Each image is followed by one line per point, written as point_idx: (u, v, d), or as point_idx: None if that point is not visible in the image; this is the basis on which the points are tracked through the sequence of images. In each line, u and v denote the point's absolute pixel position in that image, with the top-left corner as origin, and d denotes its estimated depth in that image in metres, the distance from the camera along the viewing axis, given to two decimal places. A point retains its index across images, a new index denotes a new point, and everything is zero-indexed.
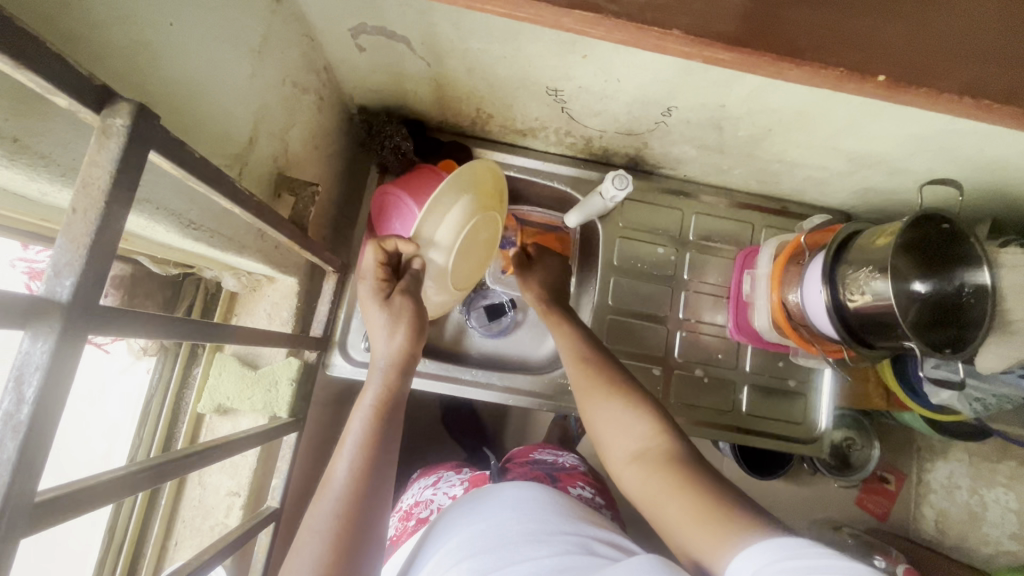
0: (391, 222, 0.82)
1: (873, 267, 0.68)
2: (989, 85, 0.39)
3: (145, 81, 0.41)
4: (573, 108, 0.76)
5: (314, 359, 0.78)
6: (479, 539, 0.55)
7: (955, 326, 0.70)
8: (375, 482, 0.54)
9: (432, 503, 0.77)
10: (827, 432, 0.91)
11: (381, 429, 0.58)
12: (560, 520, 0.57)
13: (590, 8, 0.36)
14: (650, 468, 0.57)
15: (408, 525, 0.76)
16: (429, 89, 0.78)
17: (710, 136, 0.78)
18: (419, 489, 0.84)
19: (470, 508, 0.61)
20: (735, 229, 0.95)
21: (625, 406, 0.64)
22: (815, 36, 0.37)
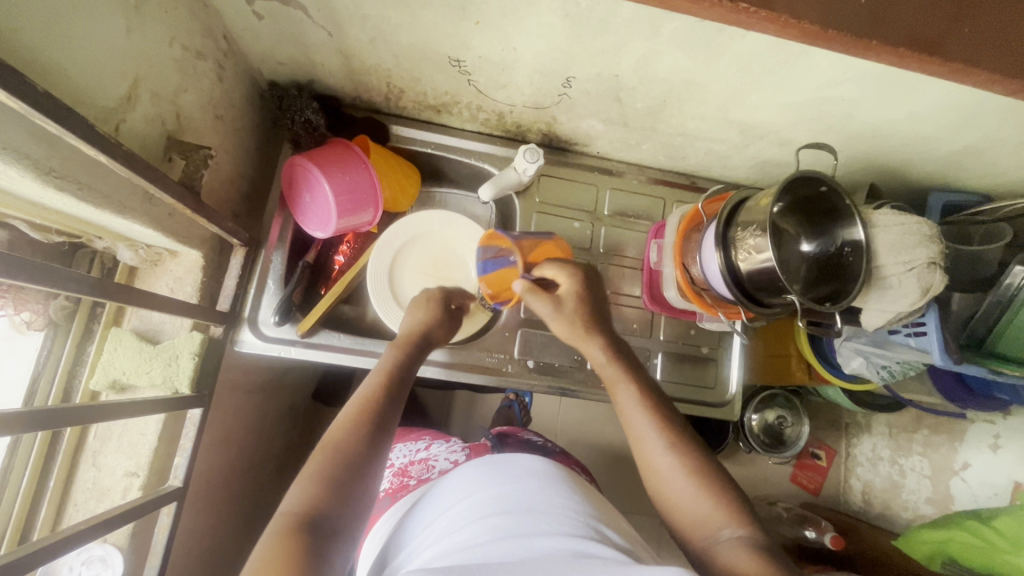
0: (300, 195, 0.81)
1: (757, 227, 0.72)
2: None
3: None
4: (478, 80, 0.78)
5: (220, 334, 0.77)
6: (499, 501, 0.55)
7: (838, 282, 0.76)
8: (379, 423, 0.62)
9: (434, 465, 0.83)
10: (736, 395, 0.95)
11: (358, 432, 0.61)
12: (580, 502, 0.57)
13: None
14: (674, 470, 0.63)
15: (406, 483, 0.80)
16: (336, 63, 0.78)
17: (612, 109, 0.81)
18: (410, 451, 0.89)
19: (487, 469, 0.62)
20: (649, 205, 0.99)
21: (680, 474, 0.62)
22: None
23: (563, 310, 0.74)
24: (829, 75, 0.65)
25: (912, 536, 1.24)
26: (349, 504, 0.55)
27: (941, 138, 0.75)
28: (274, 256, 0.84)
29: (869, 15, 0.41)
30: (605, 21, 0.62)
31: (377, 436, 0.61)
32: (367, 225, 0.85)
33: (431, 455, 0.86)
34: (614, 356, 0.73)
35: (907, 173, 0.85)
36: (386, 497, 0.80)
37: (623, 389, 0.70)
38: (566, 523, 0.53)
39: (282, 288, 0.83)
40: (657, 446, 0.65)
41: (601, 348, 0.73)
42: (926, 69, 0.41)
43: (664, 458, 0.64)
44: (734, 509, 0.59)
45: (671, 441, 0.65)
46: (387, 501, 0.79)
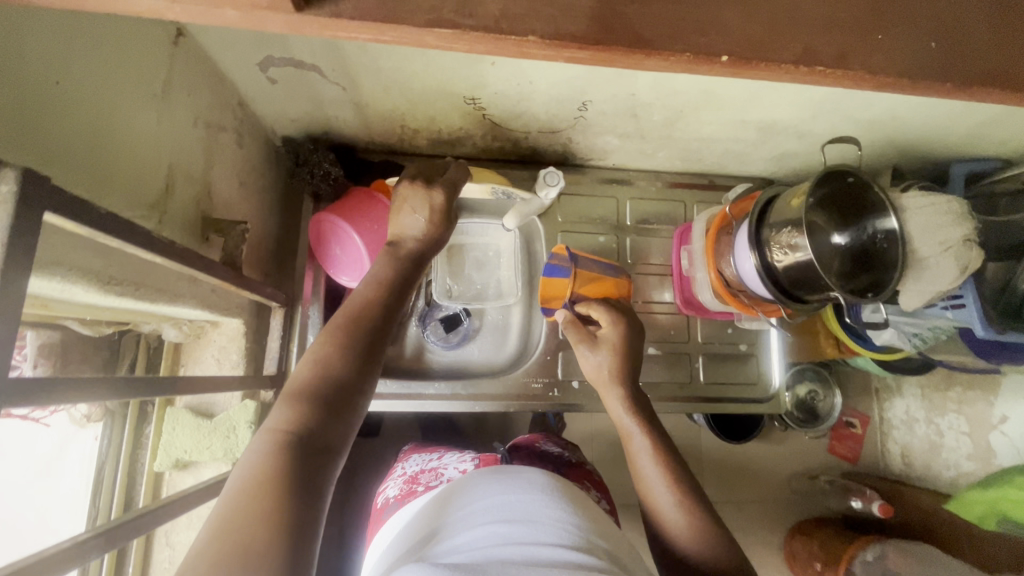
0: (331, 249, 0.81)
1: (793, 226, 0.71)
2: (821, 51, 0.41)
3: (47, 145, 0.40)
4: (494, 114, 0.78)
5: (271, 398, 0.78)
6: (496, 512, 0.57)
7: (876, 271, 0.77)
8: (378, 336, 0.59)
9: (444, 473, 0.88)
10: (781, 388, 0.96)
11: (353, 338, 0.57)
12: (579, 520, 0.58)
13: (447, 25, 0.37)
14: (677, 516, 0.65)
15: (415, 489, 0.86)
16: (351, 114, 0.79)
17: (629, 124, 0.81)
18: (424, 461, 0.96)
19: (493, 479, 0.63)
20: (669, 209, 0.99)
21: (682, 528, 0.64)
22: (658, 28, 0.40)
23: (603, 355, 0.78)
24: None
25: (964, 498, 1.25)
26: (343, 422, 0.52)
27: (964, 113, 0.74)
28: (311, 311, 0.84)
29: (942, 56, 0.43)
30: None
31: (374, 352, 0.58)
32: None
33: (441, 465, 0.91)
34: (634, 410, 0.74)
35: (927, 149, 0.85)
36: (395, 501, 0.87)
37: (637, 441, 0.72)
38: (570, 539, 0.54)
39: None
40: (665, 500, 0.66)
41: (620, 401, 0.75)
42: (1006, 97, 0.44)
43: (672, 510, 0.65)
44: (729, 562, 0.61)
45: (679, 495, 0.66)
46: (396, 505, 0.86)
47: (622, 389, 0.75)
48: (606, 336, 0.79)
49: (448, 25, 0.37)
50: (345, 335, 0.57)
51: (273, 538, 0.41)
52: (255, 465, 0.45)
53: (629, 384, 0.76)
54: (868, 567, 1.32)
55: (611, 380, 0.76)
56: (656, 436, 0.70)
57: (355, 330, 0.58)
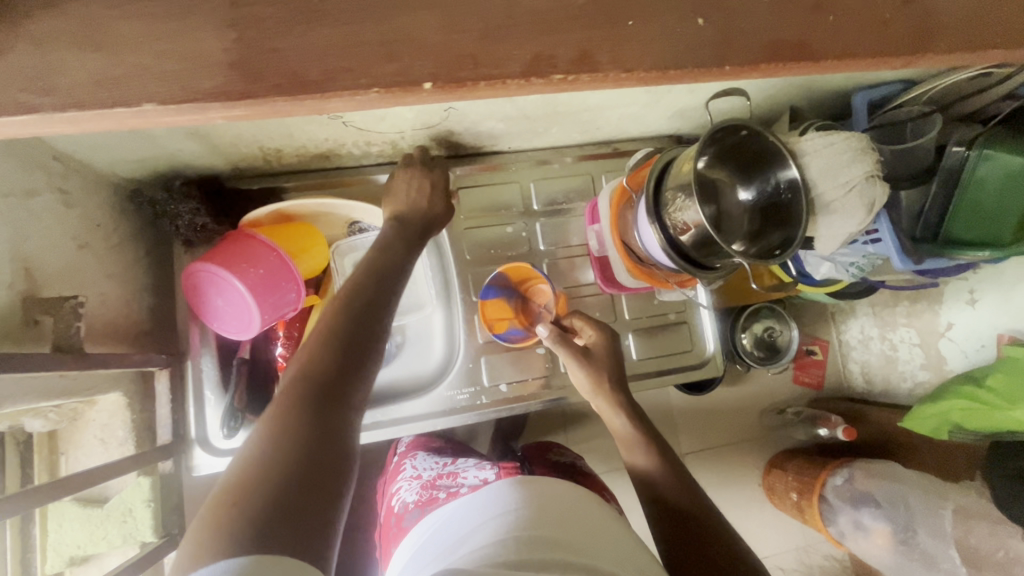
0: (209, 299, 0.74)
1: (686, 194, 0.67)
2: (500, 61, 0.43)
3: None
4: (354, 119, 0.71)
5: (171, 468, 0.72)
6: (529, 520, 0.59)
7: (785, 225, 0.73)
8: (387, 287, 0.59)
9: (467, 478, 0.81)
10: (714, 352, 0.94)
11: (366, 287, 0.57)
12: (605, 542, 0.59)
13: (27, 111, 0.39)
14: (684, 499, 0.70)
15: (437, 495, 0.79)
16: (195, 145, 0.70)
17: (507, 106, 0.74)
18: (438, 464, 0.89)
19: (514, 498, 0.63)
20: (578, 184, 0.94)
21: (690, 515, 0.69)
22: (318, 69, 0.41)
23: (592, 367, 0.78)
24: None
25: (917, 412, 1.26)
26: (365, 364, 0.51)
27: None
28: (201, 365, 0.77)
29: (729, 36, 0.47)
30: None
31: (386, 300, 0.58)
32: (293, 309, 0.79)
33: (459, 470, 0.83)
34: (629, 416, 0.77)
35: (825, 82, 0.81)
36: (415, 509, 0.80)
37: (637, 442, 0.76)
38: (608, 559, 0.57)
39: (224, 396, 0.77)
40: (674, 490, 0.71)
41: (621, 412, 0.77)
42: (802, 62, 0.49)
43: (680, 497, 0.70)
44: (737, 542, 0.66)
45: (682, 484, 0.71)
46: (413, 513, 0.80)
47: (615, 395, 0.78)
48: (597, 345, 0.80)
49: (19, 108, 0.39)
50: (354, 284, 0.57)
51: (294, 475, 0.41)
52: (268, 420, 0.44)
53: (619, 389, 0.79)
54: (838, 490, 1.34)
55: (608, 390, 0.78)
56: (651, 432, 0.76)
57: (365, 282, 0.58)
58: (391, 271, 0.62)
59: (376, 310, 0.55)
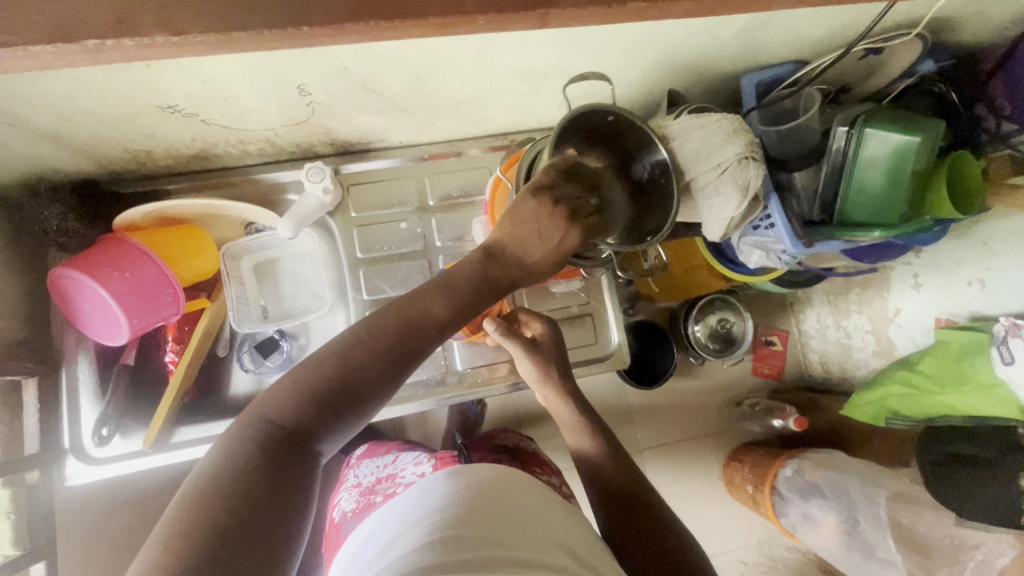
0: (79, 306, 0.73)
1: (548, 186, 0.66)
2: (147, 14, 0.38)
3: None
4: (213, 117, 0.69)
5: (37, 479, 0.72)
6: (469, 510, 0.56)
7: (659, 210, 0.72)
8: (432, 339, 0.54)
9: (400, 479, 0.87)
10: (619, 343, 0.91)
11: (419, 324, 0.53)
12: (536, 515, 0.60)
13: None
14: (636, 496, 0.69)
15: (373, 500, 0.84)
16: (49, 148, 0.69)
17: (374, 99, 0.73)
18: (379, 468, 0.94)
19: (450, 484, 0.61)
20: (476, 178, 0.92)
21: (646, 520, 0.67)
22: None
23: (534, 360, 0.75)
24: None
25: (858, 400, 1.22)
26: (350, 419, 0.48)
27: (714, 22, 0.68)
28: (78, 371, 0.77)
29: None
30: None
31: (416, 354, 0.52)
32: (174, 311, 0.78)
33: (397, 471, 0.90)
34: (580, 407, 0.76)
35: (708, 64, 0.79)
36: (353, 516, 0.84)
37: (585, 436, 0.74)
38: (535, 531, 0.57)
39: (100, 402, 0.76)
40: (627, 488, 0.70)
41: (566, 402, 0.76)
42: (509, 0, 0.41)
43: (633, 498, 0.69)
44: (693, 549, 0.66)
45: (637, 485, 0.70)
46: (352, 521, 0.83)
47: (561, 385, 0.76)
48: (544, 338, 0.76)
49: None
50: (380, 322, 0.52)
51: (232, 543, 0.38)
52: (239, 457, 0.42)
53: (567, 379, 0.77)
54: (790, 482, 1.26)
55: (554, 377, 0.76)
56: (605, 431, 0.74)
57: (409, 337, 0.52)
58: (452, 320, 0.56)
59: (394, 379, 0.50)
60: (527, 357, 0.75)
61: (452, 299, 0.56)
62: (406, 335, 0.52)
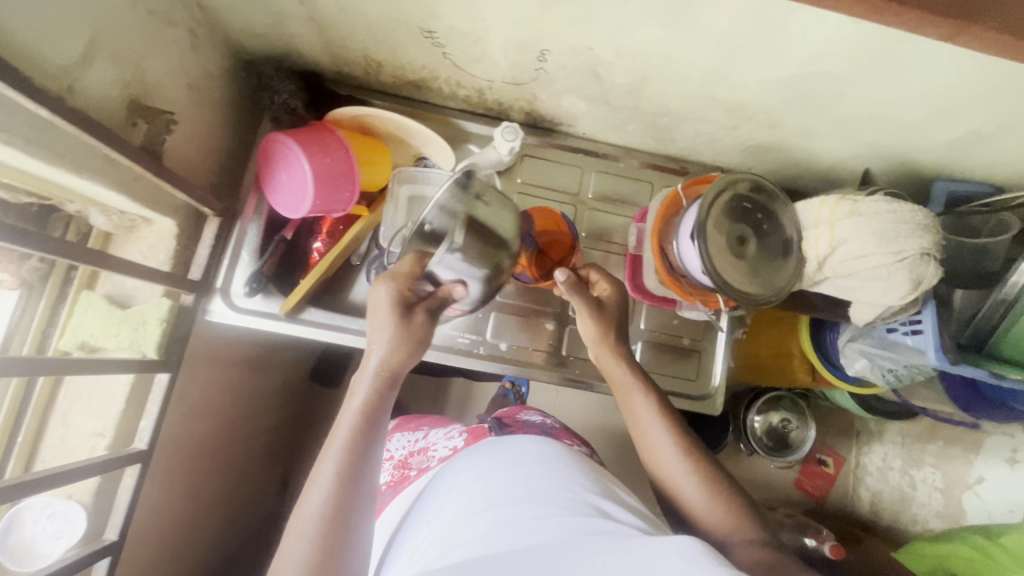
0: (276, 171, 0.81)
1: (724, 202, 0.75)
2: None
3: None
4: (453, 53, 0.76)
5: (191, 302, 0.78)
6: (495, 495, 0.63)
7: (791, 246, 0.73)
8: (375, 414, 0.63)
9: (433, 454, 0.84)
10: (719, 388, 0.92)
11: (364, 422, 0.62)
12: (581, 482, 0.65)
13: None
14: (679, 460, 0.70)
15: (408, 475, 0.82)
16: (312, 33, 0.78)
17: (592, 85, 0.78)
18: (409, 441, 0.91)
19: (483, 459, 0.70)
20: (635, 189, 0.96)
21: (692, 481, 0.69)
22: None
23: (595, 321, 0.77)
24: (813, 47, 0.62)
25: (915, 548, 1.16)
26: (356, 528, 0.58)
27: (944, 117, 0.69)
28: (249, 227, 0.85)
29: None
30: None
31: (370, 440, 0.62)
32: (342, 209, 0.85)
33: (430, 444, 0.87)
34: (632, 369, 0.76)
35: (908, 158, 0.80)
36: (389, 489, 0.83)
37: (636, 396, 0.75)
38: (574, 487, 0.64)
39: (256, 260, 0.83)
40: (671, 454, 0.71)
41: (618, 362, 0.77)
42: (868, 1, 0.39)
43: (677, 462, 0.70)
44: (739, 505, 0.67)
45: (681, 448, 0.71)
46: (389, 494, 0.82)
47: (615, 348, 0.77)
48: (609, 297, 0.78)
49: None
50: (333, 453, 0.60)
51: None
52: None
53: (619, 341, 0.78)
54: None
55: (609, 340, 0.77)
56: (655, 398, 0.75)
57: (359, 437, 0.62)
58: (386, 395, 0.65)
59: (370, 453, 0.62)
60: (589, 315, 0.76)
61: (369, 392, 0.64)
62: (355, 444, 0.61)
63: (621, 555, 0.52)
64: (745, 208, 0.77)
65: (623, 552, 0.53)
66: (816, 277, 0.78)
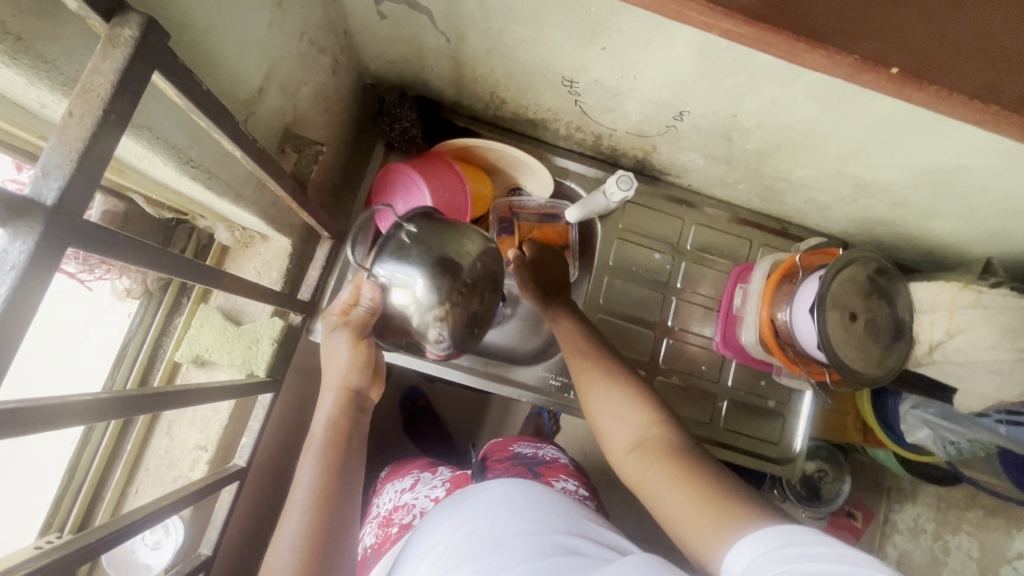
0: (394, 199, 0.80)
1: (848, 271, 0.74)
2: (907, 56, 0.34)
3: (190, 22, 0.41)
4: (587, 102, 0.76)
5: (299, 323, 0.78)
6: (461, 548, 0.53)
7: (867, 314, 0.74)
8: (347, 442, 0.62)
9: (417, 506, 0.74)
10: (801, 455, 0.91)
11: (334, 445, 0.60)
12: (553, 521, 0.56)
13: None
14: (612, 396, 0.64)
15: (391, 533, 0.73)
16: (446, 68, 0.77)
17: (719, 146, 0.78)
18: (396, 491, 0.81)
19: (454, 513, 0.60)
20: (732, 244, 0.96)
21: (621, 403, 0.63)
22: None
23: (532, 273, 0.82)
24: (977, 144, 0.61)
25: None
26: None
27: None
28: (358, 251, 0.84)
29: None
30: (742, 64, 0.59)
31: (343, 465, 0.60)
32: None
33: (415, 496, 0.77)
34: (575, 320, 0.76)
35: None
36: (372, 553, 0.72)
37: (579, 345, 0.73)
38: (540, 527, 0.54)
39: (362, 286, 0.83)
40: (600, 387, 0.66)
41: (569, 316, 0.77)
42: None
43: (608, 394, 0.65)
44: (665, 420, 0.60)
45: (609, 379, 0.66)
46: (373, 559, 0.71)
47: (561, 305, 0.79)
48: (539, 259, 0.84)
49: None
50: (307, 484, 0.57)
51: None
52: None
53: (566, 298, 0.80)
54: None
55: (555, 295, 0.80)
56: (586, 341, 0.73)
57: (332, 462, 0.59)
58: (351, 422, 0.63)
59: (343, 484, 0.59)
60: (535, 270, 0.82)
61: (336, 413, 0.63)
62: (330, 470, 0.59)
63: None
64: (868, 287, 0.75)
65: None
66: (923, 360, 0.78)
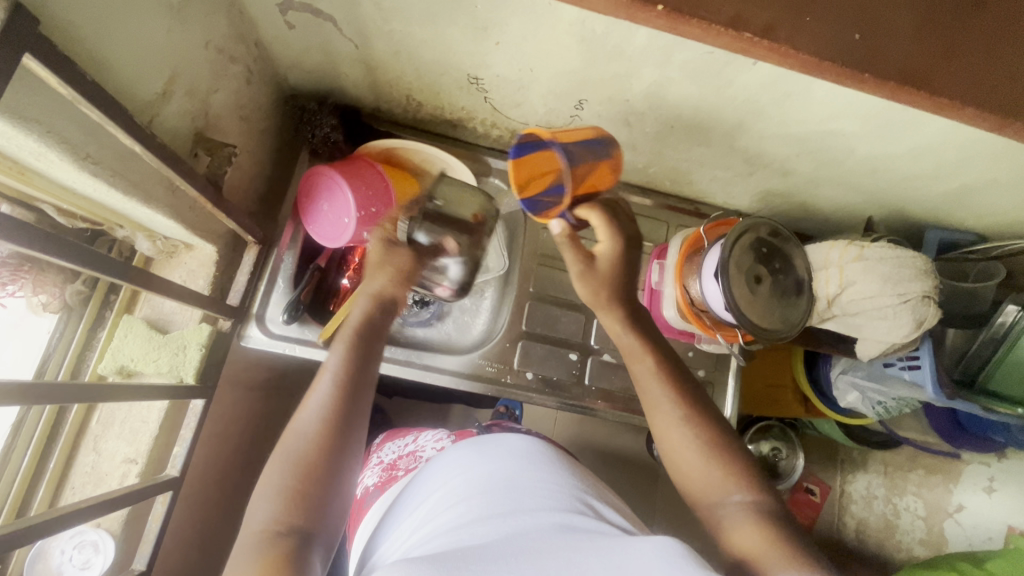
0: (318, 202, 0.82)
1: (747, 234, 0.80)
2: None
3: (75, 21, 0.43)
4: (495, 98, 0.81)
5: (228, 328, 0.79)
6: (484, 488, 0.55)
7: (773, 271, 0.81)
8: (368, 353, 0.63)
9: (422, 455, 0.76)
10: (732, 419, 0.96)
11: (358, 349, 0.62)
12: (570, 477, 0.59)
13: None
14: (687, 431, 0.61)
15: (394, 475, 0.73)
16: (360, 74, 0.81)
17: (622, 132, 0.84)
18: (399, 446, 0.83)
19: (473, 450, 0.63)
20: (651, 226, 1.02)
21: (691, 436, 0.61)
22: None
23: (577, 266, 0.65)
24: (830, 110, 0.68)
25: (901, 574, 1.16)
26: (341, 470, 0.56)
27: (940, 175, 0.77)
28: (287, 256, 0.86)
29: (864, 51, 0.40)
30: (620, 48, 0.65)
31: (363, 370, 0.61)
32: None
33: (419, 446, 0.79)
34: (635, 329, 0.66)
35: (902, 208, 0.88)
36: (374, 490, 0.73)
37: (640, 361, 0.66)
38: (561, 482, 0.58)
39: (292, 289, 0.85)
40: (672, 418, 0.62)
41: (621, 323, 0.66)
42: (912, 102, 0.41)
43: (682, 432, 0.61)
44: (746, 476, 0.58)
45: (686, 413, 0.62)
46: (377, 494, 0.71)
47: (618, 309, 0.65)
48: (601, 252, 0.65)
49: None
50: (329, 381, 0.60)
51: None
52: (255, 563, 0.48)
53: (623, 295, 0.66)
54: None
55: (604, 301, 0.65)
56: (659, 355, 0.66)
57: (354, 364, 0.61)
58: (376, 332, 0.65)
59: (361, 385, 0.61)
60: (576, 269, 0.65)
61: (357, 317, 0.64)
62: (355, 373, 0.61)
63: (595, 556, 0.45)
64: (765, 250, 0.81)
65: (598, 547, 0.46)
66: (826, 314, 0.84)
